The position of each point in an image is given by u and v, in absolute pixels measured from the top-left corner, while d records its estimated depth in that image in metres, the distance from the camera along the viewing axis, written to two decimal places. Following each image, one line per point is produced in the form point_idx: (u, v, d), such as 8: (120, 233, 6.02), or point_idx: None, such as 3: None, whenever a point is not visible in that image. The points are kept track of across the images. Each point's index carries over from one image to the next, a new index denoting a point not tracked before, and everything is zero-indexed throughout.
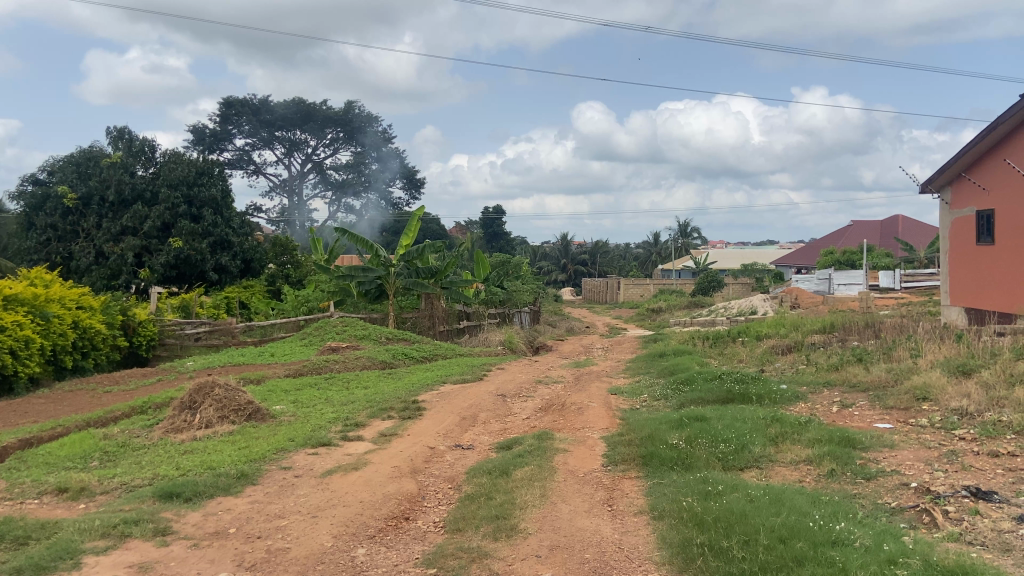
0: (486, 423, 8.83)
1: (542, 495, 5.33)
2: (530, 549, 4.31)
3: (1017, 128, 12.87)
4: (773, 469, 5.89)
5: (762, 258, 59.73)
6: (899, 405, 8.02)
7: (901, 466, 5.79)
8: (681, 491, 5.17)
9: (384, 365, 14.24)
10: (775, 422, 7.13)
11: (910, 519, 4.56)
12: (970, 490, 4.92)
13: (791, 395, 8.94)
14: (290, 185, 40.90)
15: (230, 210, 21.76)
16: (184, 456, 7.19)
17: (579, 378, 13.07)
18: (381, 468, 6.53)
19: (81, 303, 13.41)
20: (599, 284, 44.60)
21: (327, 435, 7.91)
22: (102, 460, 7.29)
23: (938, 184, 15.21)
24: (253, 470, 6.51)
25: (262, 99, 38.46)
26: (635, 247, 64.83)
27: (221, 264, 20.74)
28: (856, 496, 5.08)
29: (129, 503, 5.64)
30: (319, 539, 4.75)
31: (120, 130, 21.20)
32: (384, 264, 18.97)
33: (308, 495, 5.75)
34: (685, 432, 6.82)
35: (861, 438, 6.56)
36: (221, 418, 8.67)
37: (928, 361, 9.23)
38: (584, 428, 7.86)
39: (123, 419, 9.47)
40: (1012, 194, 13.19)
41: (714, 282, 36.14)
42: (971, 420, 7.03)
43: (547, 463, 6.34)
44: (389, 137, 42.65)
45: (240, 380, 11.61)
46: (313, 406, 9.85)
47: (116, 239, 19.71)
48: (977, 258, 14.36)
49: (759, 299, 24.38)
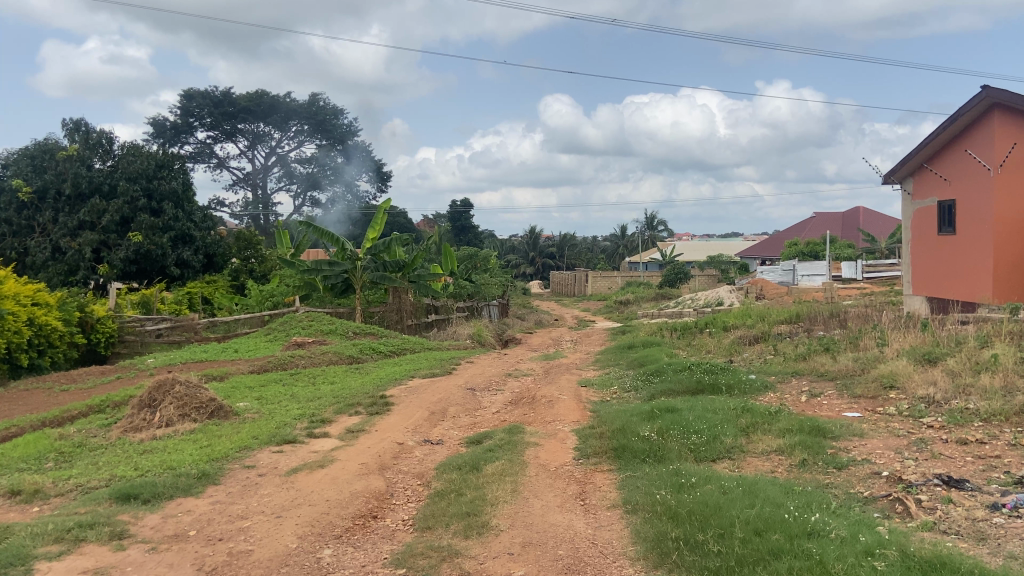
0: (455, 418, 8.70)
1: (513, 491, 5.23)
2: (503, 546, 4.21)
3: (978, 118, 13.05)
4: (745, 460, 5.86)
5: (727, 249, 60.45)
6: (867, 393, 8.07)
7: (872, 455, 5.80)
8: (654, 484, 5.10)
9: (351, 360, 14.03)
10: (746, 413, 7.12)
11: (884, 509, 4.55)
12: (942, 479, 4.93)
13: (759, 385, 8.95)
14: (254, 179, 40.28)
15: (191, 204, 21.30)
16: (143, 456, 6.96)
17: (549, 370, 13.02)
18: (347, 466, 6.35)
19: (36, 300, 12.97)
20: (567, 277, 44.59)
21: (292, 432, 7.72)
22: (57, 461, 7.04)
23: (900, 174, 15.43)
24: (215, 470, 6.31)
25: (223, 91, 37.76)
26: (603, 240, 65.07)
27: (182, 259, 20.29)
28: (828, 486, 5.06)
29: (84, 506, 5.42)
30: (284, 541, 4.59)
31: (76, 121, 20.61)
32: (350, 258, 18.71)
33: (272, 495, 5.58)
34: (657, 424, 6.77)
35: (830, 427, 6.56)
36: (182, 416, 8.41)
37: (893, 351, 9.31)
38: (554, 421, 7.78)
39: (80, 418, 9.18)
40: (972, 184, 13.38)
41: (681, 275, 36.34)
42: (938, 408, 7.10)
43: (518, 457, 6.24)
44: (355, 131, 42.13)
45: (202, 377, 11.32)
46: (279, 402, 9.62)
47: (73, 234, 19.19)
48: (938, 249, 14.58)
49: (725, 290, 24.59)
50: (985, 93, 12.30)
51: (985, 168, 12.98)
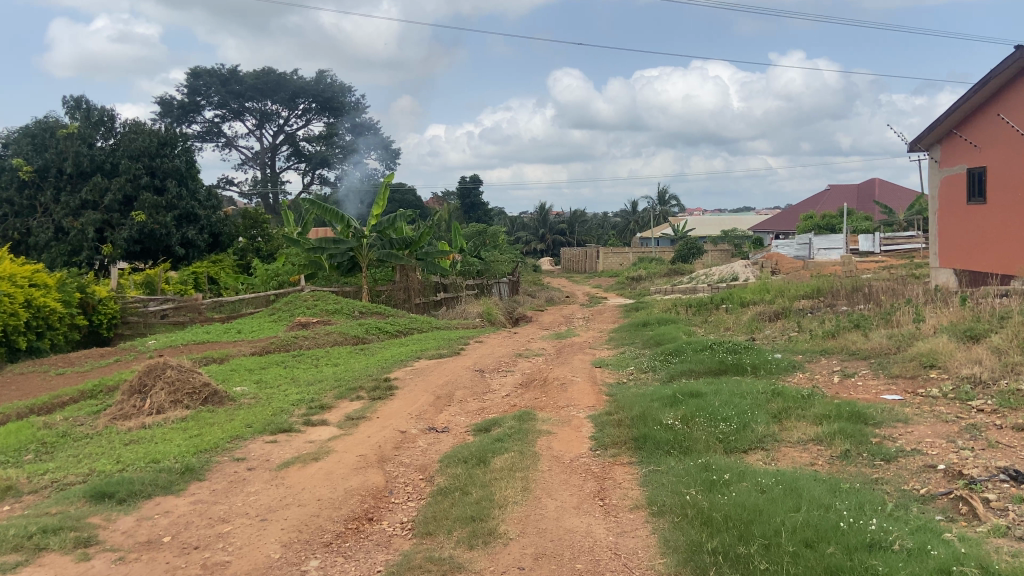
0: (463, 402, 8.19)
1: (524, 490, 4.69)
2: (512, 559, 3.67)
3: (1014, 79, 12.25)
4: (780, 451, 5.31)
5: (740, 223, 59.81)
6: (906, 373, 7.49)
7: (921, 444, 5.22)
8: (681, 481, 4.55)
9: (357, 340, 13.53)
10: (777, 396, 6.54)
11: (945, 510, 4.00)
12: (1009, 474, 4.36)
13: (787, 364, 8.39)
14: (262, 158, 39.69)
15: (196, 182, 20.76)
16: (128, 447, 6.47)
17: (561, 350, 12.48)
18: (344, 458, 5.84)
19: (33, 281, 12.48)
20: (577, 253, 43.82)
21: (288, 420, 7.23)
22: (37, 453, 6.58)
23: (927, 140, 14.67)
24: (200, 464, 5.81)
25: (231, 69, 37.13)
26: (614, 216, 64.38)
27: (187, 238, 19.82)
28: (878, 483, 4.49)
29: (55, 506, 4.93)
30: (265, 550, 4.08)
31: (77, 98, 19.76)
32: (356, 236, 18.21)
33: (259, 493, 5.07)
34: (681, 410, 6.18)
35: (871, 412, 5.99)
36: (173, 402, 7.91)
37: (930, 327, 8.70)
38: (568, 406, 7.24)
39: (70, 404, 8.73)
40: (1006, 150, 12.62)
41: (693, 249, 35.53)
42: (986, 390, 6.51)
43: (529, 448, 5.72)
44: (362, 109, 41.33)
45: (201, 361, 10.84)
46: (276, 387, 9.12)
47: (76, 213, 18.70)
48: (968, 219, 13.83)
49: (740, 264, 23.89)
50: (1018, 54, 11.56)
51: (1019, 133, 12.22)
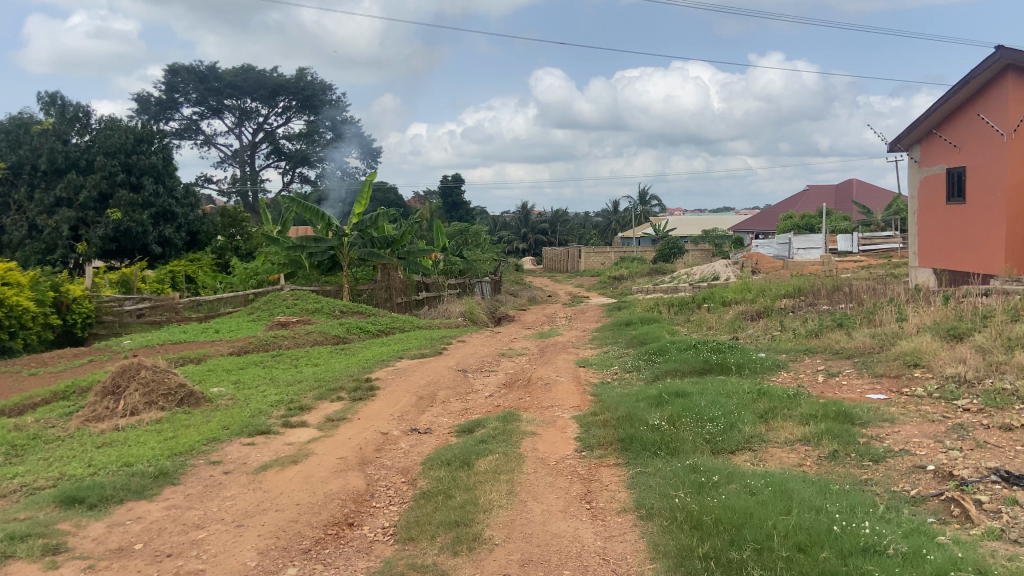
0: (446, 403, 8.05)
1: (509, 493, 4.58)
2: (498, 566, 3.56)
3: (994, 80, 12.31)
4: (768, 451, 5.24)
5: (720, 223, 60.13)
6: (890, 372, 7.46)
7: (909, 445, 5.17)
8: (669, 483, 4.46)
9: (337, 339, 13.35)
10: (763, 396, 6.48)
11: (938, 512, 3.94)
12: (1000, 475, 4.31)
13: (771, 364, 8.34)
14: (242, 156, 39.22)
15: (173, 179, 20.41)
16: (100, 450, 6.28)
17: (544, 349, 12.40)
18: (324, 461, 5.70)
19: (5, 279, 12.16)
20: (559, 253, 43.75)
21: (266, 421, 7.07)
22: (6, 456, 6.37)
23: (907, 140, 14.73)
24: (175, 468, 5.65)
25: (210, 65, 36.66)
26: (596, 215, 64.43)
27: (164, 236, 19.51)
28: (867, 484, 4.43)
29: (23, 511, 4.75)
30: (241, 557, 3.94)
31: (52, 94, 19.35)
32: (337, 235, 17.97)
33: (236, 498, 4.92)
34: (666, 410, 6.10)
35: (858, 412, 5.94)
36: (148, 404, 7.72)
37: (914, 326, 8.68)
38: (552, 407, 7.14)
39: (42, 405, 8.51)
40: (985, 149, 12.69)
41: (675, 249, 35.60)
42: (971, 388, 6.49)
43: (513, 449, 5.61)
44: (343, 107, 40.93)
45: (177, 362, 10.61)
46: (254, 387, 8.95)
47: (50, 211, 18.34)
48: (948, 218, 13.90)
49: (722, 264, 23.91)
50: (998, 54, 11.60)
51: (998, 134, 12.29)
